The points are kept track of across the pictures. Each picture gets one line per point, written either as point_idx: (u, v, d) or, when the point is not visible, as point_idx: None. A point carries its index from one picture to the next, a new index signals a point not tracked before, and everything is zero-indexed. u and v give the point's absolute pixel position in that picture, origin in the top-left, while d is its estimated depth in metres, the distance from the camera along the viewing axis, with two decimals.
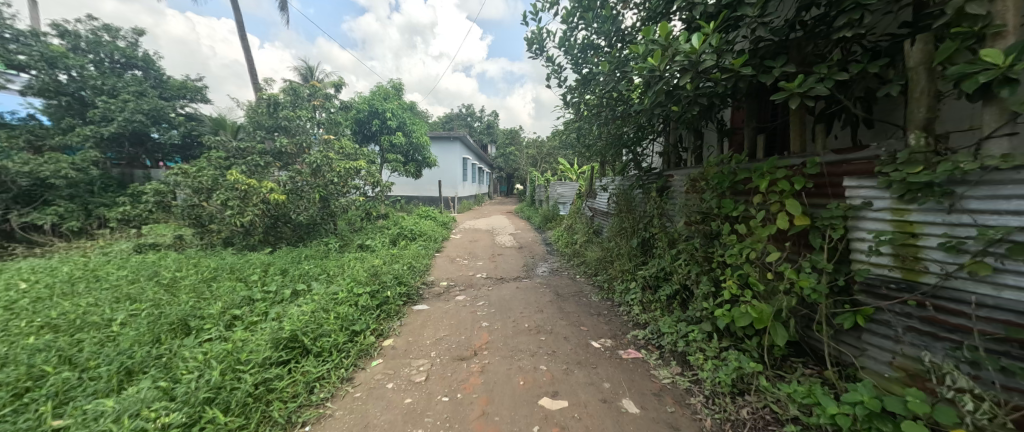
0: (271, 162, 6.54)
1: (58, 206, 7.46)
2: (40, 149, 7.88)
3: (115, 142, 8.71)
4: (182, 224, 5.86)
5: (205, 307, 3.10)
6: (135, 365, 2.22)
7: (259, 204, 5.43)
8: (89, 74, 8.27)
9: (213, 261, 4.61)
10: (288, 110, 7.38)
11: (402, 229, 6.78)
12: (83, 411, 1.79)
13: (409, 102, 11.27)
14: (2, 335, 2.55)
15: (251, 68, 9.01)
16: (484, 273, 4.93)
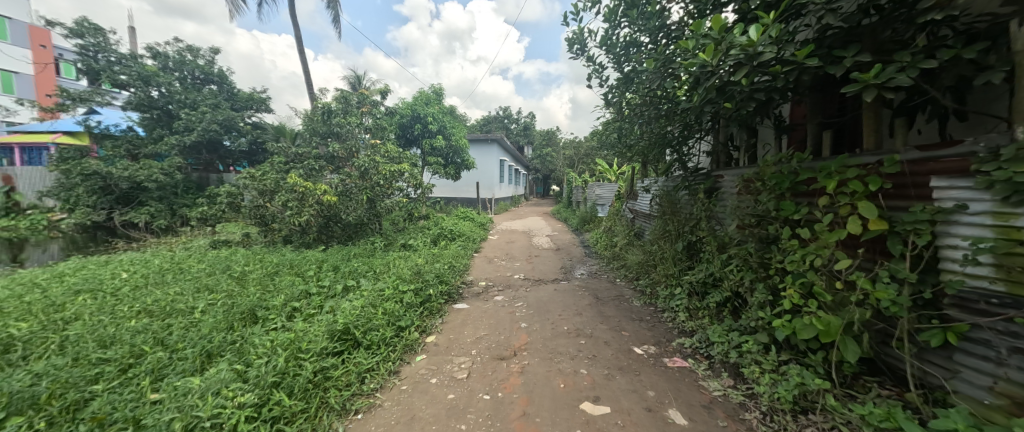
0: (325, 165, 7.02)
1: (149, 207, 8.64)
2: (137, 157, 9.14)
3: (195, 150, 9.82)
4: (248, 223, 6.47)
5: (270, 299, 3.41)
6: (213, 348, 2.49)
7: (314, 205, 5.87)
8: (176, 90, 9.39)
9: (275, 257, 5.05)
10: (340, 117, 7.88)
11: (441, 230, 6.99)
12: (173, 387, 2.03)
13: (449, 106, 11.57)
14: (109, 317, 2.97)
15: (307, 79, 9.71)
16: (522, 274, 4.95)
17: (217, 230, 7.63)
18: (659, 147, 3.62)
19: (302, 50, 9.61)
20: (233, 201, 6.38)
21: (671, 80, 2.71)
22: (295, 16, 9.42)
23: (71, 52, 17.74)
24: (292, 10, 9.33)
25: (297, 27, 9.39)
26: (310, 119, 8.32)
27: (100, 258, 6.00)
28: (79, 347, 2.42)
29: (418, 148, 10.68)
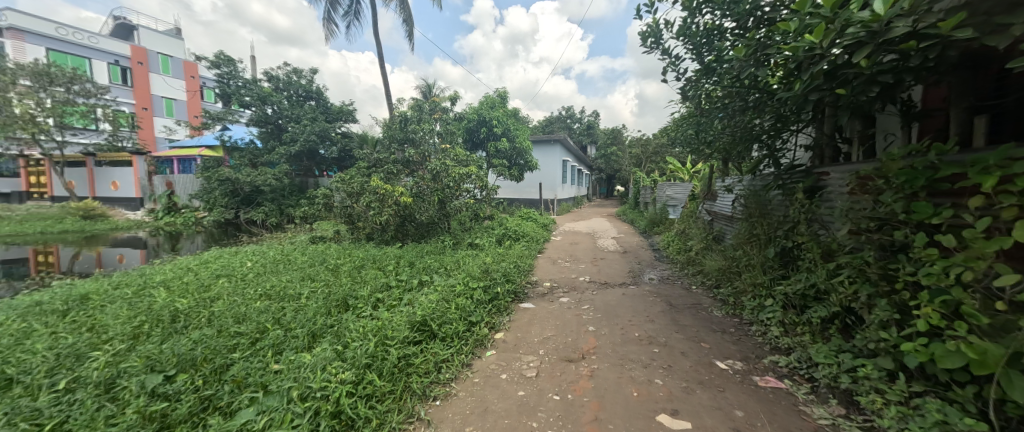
0: (401, 169, 7.59)
1: (264, 208, 10.29)
2: (257, 164, 10.88)
3: (299, 158, 11.36)
4: (338, 222, 7.28)
5: (358, 289, 3.82)
6: (317, 330, 2.87)
7: (393, 206, 6.38)
8: (285, 107, 10.95)
9: (360, 252, 5.62)
10: (414, 125, 8.47)
11: (505, 230, 7.14)
12: (289, 360, 2.38)
13: (513, 109, 11.76)
14: (240, 297, 3.60)
15: (387, 90, 10.60)
16: (587, 276, 4.84)
17: (314, 228, 8.73)
18: (746, 142, 3.28)
19: (382, 64, 10.54)
20: (327, 202, 7.24)
21: (765, 69, 2.44)
22: (377, 34, 10.35)
23: (210, 79, 21.64)
24: (375, 29, 10.27)
25: (379, 45, 10.32)
26: (389, 127, 9.09)
27: (229, 249, 7.26)
28: (220, 322, 2.96)
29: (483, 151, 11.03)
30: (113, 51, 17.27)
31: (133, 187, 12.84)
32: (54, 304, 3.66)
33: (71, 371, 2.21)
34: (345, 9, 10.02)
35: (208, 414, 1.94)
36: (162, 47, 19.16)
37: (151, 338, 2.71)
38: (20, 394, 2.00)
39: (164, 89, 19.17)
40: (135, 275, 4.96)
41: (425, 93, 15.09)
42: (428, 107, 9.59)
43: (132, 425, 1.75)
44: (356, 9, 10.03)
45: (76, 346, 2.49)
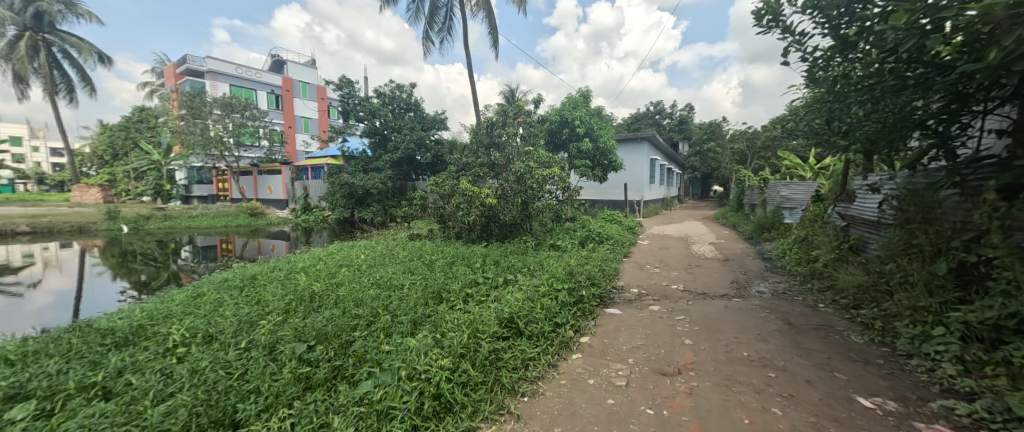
0: (487, 171, 7.94)
1: (372, 208, 11.89)
2: (368, 170, 12.50)
3: (400, 164, 12.71)
4: (431, 221, 7.93)
5: (451, 284, 4.12)
6: (418, 318, 3.18)
7: (479, 207, 6.71)
8: (390, 119, 12.32)
9: (450, 250, 6.05)
10: (500, 129, 8.79)
11: (587, 232, 6.96)
12: (397, 343, 2.68)
13: (597, 108, 11.38)
14: (356, 285, 4.18)
15: (474, 98, 11.17)
16: (681, 285, 4.42)
17: (412, 227, 9.68)
18: (903, 129, 2.65)
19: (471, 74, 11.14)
20: (423, 202, 7.93)
21: (938, 36, 1.94)
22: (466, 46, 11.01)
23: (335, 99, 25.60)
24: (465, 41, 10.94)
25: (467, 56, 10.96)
26: (477, 133, 9.60)
27: (346, 243, 8.49)
28: (343, 304, 3.49)
29: (566, 152, 10.88)
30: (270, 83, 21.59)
31: (281, 191, 15.88)
32: (234, 281, 4.75)
33: (247, 334, 2.85)
34: (439, 25, 10.89)
35: (338, 381, 2.30)
36: (303, 76, 23.49)
37: (296, 314, 3.33)
38: (217, 347, 2.65)
39: (303, 110, 23.42)
40: (282, 262, 6.14)
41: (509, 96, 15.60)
42: (513, 111, 9.85)
43: (288, 381, 2.18)
44: (448, 24, 10.82)
45: (248, 316, 3.19)
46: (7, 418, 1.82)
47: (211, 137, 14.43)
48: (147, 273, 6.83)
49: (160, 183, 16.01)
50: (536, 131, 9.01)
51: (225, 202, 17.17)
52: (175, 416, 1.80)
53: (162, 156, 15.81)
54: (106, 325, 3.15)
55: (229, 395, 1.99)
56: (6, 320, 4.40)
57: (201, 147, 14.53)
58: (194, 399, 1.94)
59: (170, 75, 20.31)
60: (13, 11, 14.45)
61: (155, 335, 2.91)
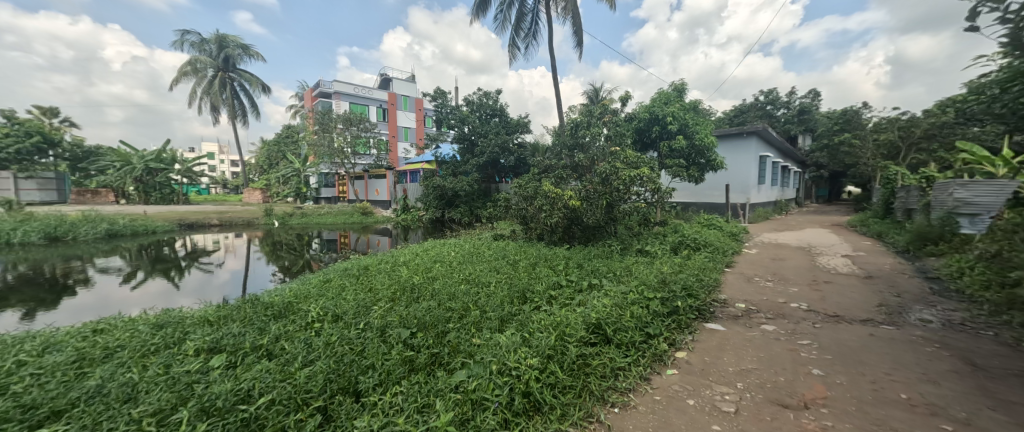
0: (571, 173, 7.83)
1: (460, 208, 12.89)
2: (457, 173, 13.35)
3: (487, 167, 13.32)
4: (514, 222, 8.11)
5: (535, 284, 4.16)
6: (505, 316, 3.30)
7: (562, 209, 6.63)
8: (478, 125, 12.98)
9: (533, 251, 6.13)
10: (585, 129, 8.56)
11: (680, 237, 6.38)
12: (486, 338, 2.81)
13: (693, 102, 10.35)
14: (448, 280, 4.50)
15: (557, 99, 11.08)
16: (804, 304, 3.75)
17: (496, 227, 10.06)
18: None
19: (555, 75, 11.04)
20: (506, 204, 8.13)
21: None
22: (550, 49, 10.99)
23: (430, 109, 28.06)
24: (550, 44, 10.95)
25: (551, 59, 10.97)
26: (561, 135, 9.50)
27: (437, 241, 9.21)
28: (438, 297, 3.79)
29: (656, 151, 10.11)
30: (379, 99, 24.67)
31: (386, 192, 17.98)
32: (352, 270, 5.55)
33: (364, 317, 3.29)
34: (525, 31, 11.11)
35: (436, 367, 2.51)
36: (405, 90, 26.31)
37: (400, 302, 3.73)
38: (342, 325, 3.12)
39: (404, 121, 26.24)
40: (387, 255, 6.96)
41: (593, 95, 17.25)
42: (599, 112, 9.48)
43: (396, 362, 2.44)
44: (534, 29, 10.98)
45: (364, 301, 3.69)
46: (210, 363, 2.41)
47: (335, 148, 17.08)
48: (288, 260, 8.37)
49: (300, 187, 19.58)
50: (623, 130, 8.52)
51: (344, 202, 20.14)
52: (316, 380, 2.17)
53: (301, 164, 19.24)
54: (267, 300, 3.95)
55: (353, 367, 2.33)
56: (204, 290, 5.84)
57: (328, 157, 17.26)
58: (328, 367, 2.31)
59: (308, 97, 24.52)
60: (211, 57, 19.04)
61: (298, 311, 3.55)
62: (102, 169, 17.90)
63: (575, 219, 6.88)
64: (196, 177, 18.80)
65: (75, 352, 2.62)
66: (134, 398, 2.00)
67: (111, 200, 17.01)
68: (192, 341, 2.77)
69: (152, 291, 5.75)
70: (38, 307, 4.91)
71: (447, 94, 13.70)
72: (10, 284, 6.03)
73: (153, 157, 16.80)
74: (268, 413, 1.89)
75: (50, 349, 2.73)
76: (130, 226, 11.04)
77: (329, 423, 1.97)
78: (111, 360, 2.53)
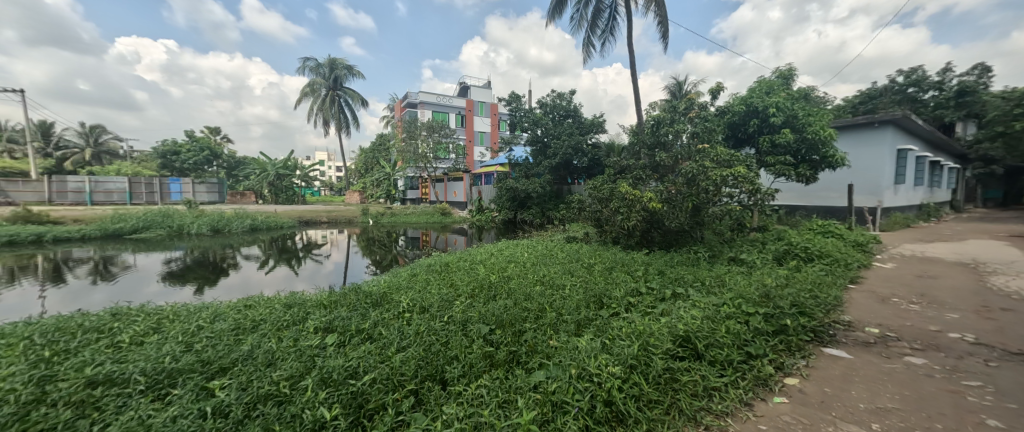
0: (650, 174, 7.36)
1: (532, 210, 13.03)
2: (530, 175, 13.41)
3: (560, 169, 13.26)
4: (588, 224, 7.91)
5: (613, 290, 3.99)
6: (582, 320, 3.23)
7: (641, 211, 6.21)
8: (552, 127, 12.88)
9: (609, 255, 5.90)
10: (667, 127, 7.92)
11: (786, 246, 5.52)
12: (565, 341, 2.77)
13: (803, 89, 8.95)
14: (523, 280, 4.57)
15: (636, 95, 10.43)
16: (969, 335, 2.97)
17: (569, 230, 9.92)
18: None
19: (634, 71, 10.45)
20: (579, 206, 7.92)
21: None
22: (630, 42, 10.37)
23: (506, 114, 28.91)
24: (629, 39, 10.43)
25: (630, 55, 10.42)
26: (640, 134, 8.96)
27: (510, 242, 9.40)
28: (515, 296, 3.87)
29: (754, 147, 8.95)
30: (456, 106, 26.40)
31: (463, 194, 18.95)
32: (435, 266, 5.98)
33: (447, 310, 3.52)
34: (602, 29, 10.76)
35: (515, 365, 2.57)
36: (483, 97, 27.55)
37: (478, 299, 3.90)
38: (428, 317, 3.37)
39: (481, 126, 27.45)
40: (465, 253, 7.34)
41: (676, 91, 16.18)
42: (683, 108, 8.71)
43: (477, 357, 2.55)
44: (611, 26, 10.59)
45: (446, 295, 3.94)
46: (326, 341, 2.81)
47: (419, 153, 18.63)
48: (379, 254, 9.33)
49: (390, 189, 21.76)
50: (714, 126, 7.67)
51: (426, 203, 21.75)
52: (409, 365, 2.38)
53: (392, 169, 21.33)
54: (366, 289, 4.45)
55: (439, 357, 2.50)
56: (315, 277, 6.83)
57: (413, 161, 18.78)
58: (419, 354, 2.52)
59: (398, 108, 27.02)
60: (323, 79, 22.18)
61: (392, 300, 3.94)
62: (247, 175, 21.99)
63: (654, 222, 6.45)
64: (310, 176, 22.24)
65: (233, 322, 3.27)
66: (274, 363, 2.42)
67: (252, 200, 20.80)
68: (311, 320, 3.25)
69: (277, 276, 6.91)
70: (204, 284, 6.24)
71: (521, 98, 13.86)
72: (187, 265, 7.75)
73: (282, 165, 20.13)
74: (372, 390, 2.13)
75: (217, 318, 3.45)
76: (263, 222, 13.39)
77: (420, 405, 2.14)
78: (257, 330, 3.09)
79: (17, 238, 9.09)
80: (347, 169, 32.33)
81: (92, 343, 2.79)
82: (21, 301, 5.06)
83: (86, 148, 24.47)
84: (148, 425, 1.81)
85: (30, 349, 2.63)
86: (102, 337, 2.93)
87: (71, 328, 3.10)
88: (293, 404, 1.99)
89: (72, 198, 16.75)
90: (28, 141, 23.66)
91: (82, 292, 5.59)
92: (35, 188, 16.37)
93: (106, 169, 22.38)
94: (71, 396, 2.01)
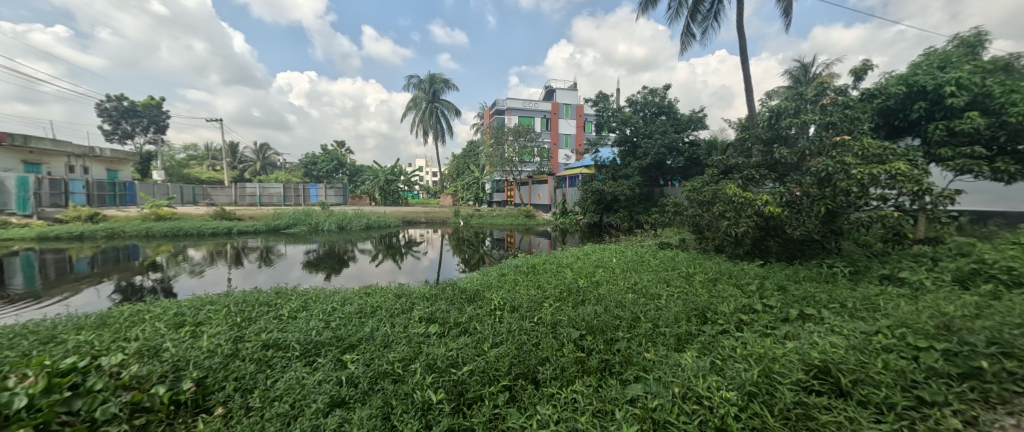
0: (765, 174, 6.37)
1: (619, 213, 12.40)
2: (617, 177, 12.77)
3: (651, 169, 12.38)
4: (686, 230, 7.20)
5: (720, 304, 3.56)
6: (682, 335, 2.95)
7: (754, 216, 5.39)
8: (642, 126, 12.06)
9: (712, 264, 5.28)
10: (789, 118, 6.73)
11: (972, 264, 4.19)
12: (666, 357, 2.55)
13: (999, 58, 6.75)
14: (613, 286, 4.37)
15: (747, 84, 9.12)
16: None
17: (661, 235, 9.21)
18: None
19: (745, 56, 9.18)
20: (674, 210, 7.26)
21: None
22: (740, 25, 9.14)
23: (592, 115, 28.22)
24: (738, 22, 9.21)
25: (740, 38, 9.18)
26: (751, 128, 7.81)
27: (595, 246, 9.10)
28: (605, 302, 3.72)
29: (918, 137, 7.05)
30: (543, 110, 26.69)
31: (547, 197, 19.06)
32: (523, 267, 6.11)
33: (537, 312, 3.56)
34: (704, 14, 9.74)
35: (608, 375, 2.47)
36: (570, 99, 27.33)
37: (567, 303, 3.84)
38: (518, 316, 3.45)
39: (566, 129, 27.24)
40: (550, 256, 7.34)
41: (800, 76, 13.81)
42: (810, 95, 7.32)
43: (569, 361, 2.51)
44: (716, 9, 9.51)
45: (535, 297, 3.98)
46: (430, 330, 3.08)
47: (506, 157, 19.38)
48: (468, 253, 9.90)
49: (479, 192, 23.03)
50: (856, 113, 6.26)
51: (512, 205, 22.40)
52: (503, 361, 2.46)
53: (481, 172, 22.49)
54: (462, 285, 4.76)
55: (531, 356, 2.54)
56: (415, 271, 7.63)
57: (500, 166, 19.58)
58: (513, 352, 2.59)
59: (488, 114, 28.37)
60: (425, 93, 24.55)
61: (484, 298, 4.15)
62: (364, 181, 25.50)
63: (771, 229, 5.56)
64: (412, 181, 24.79)
65: (358, 306, 3.82)
66: (389, 345, 2.75)
67: (367, 202, 24.04)
68: (416, 310, 3.60)
69: (384, 269, 7.90)
70: (331, 272, 7.45)
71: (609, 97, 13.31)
72: (319, 256, 9.36)
73: (390, 171, 22.88)
74: (471, 381, 2.26)
75: (347, 302, 4.08)
76: (374, 221, 15.38)
77: (514, 402, 2.20)
78: (375, 315, 3.56)
79: (216, 229, 12.08)
80: (443, 173, 35.14)
81: (265, 314, 3.55)
82: (217, 278, 6.71)
83: (258, 161, 31.31)
84: (302, 385, 2.22)
85: (228, 314, 3.46)
86: (270, 310, 3.70)
87: (252, 300, 3.99)
88: (406, 383, 2.24)
89: (249, 200, 21.58)
90: (224, 157, 31.28)
91: (253, 273, 7.20)
92: (226, 192, 21.53)
93: (269, 177, 28.27)
94: (253, 353, 2.58)
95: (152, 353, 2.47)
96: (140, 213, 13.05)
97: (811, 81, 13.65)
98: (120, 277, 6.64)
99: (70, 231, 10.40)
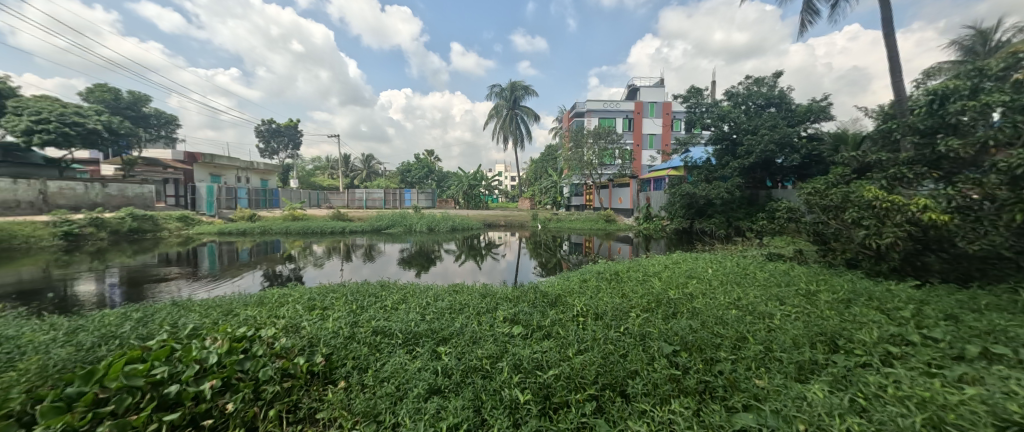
0: (921, 173, 5.07)
1: (715, 219, 11.18)
2: (711, 178, 11.49)
3: (757, 169, 10.89)
4: (803, 240, 6.13)
5: (855, 331, 2.94)
6: (805, 364, 2.50)
7: (904, 226, 4.32)
8: (744, 121, 10.68)
9: (842, 281, 4.39)
10: (959, 101, 5.27)
11: None
12: (785, 386, 2.19)
13: None
14: (711, 300, 3.93)
15: (893, 63, 7.41)
16: None
17: (768, 245, 8.02)
18: None
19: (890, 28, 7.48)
20: (787, 216, 6.23)
21: None
22: None
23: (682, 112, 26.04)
24: None
25: (883, 8, 7.52)
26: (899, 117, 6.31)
27: (685, 254, 8.30)
28: (703, 317, 3.36)
29: None
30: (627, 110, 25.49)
31: (630, 201, 18.10)
32: (605, 273, 5.86)
33: (624, 321, 3.38)
34: None
35: (710, 399, 2.22)
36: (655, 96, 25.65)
37: (656, 315, 3.57)
38: (603, 325, 3.31)
39: (650, 128, 25.63)
40: (634, 263, 6.92)
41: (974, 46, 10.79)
42: (993, 69, 5.63)
43: (664, 379, 2.32)
44: None
45: (620, 306, 3.78)
46: (514, 331, 3.15)
47: (585, 160, 18.92)
48: (544, 257, 9.91)
49: (558, 197, 22.94)
50: None
51: (591, 209, 21.80)
52: (589, 369, 2.38)
53: (558, 176, 22.35)
54: (542, 289, 4.76)
55: (619, 367, 2.41)
56: (494, 272, 7.93)
57: (579, 169, 19.18)
58: (600, 361, 2.49)
59: (567, 118, 28.12)
60: (506, 101, 25.41)
61: (566, 303, 4.09)
62: (451, 186, 27.37)
63: (931, 241, 4.40)
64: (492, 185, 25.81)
65: (448, 302, 4.09)
66: (477, 341, 2.89)
67: (453, 206, 25.73)
68: (500, 311, 3.71)
69: (465, 268, 8.38)
70: (421, 269, 8.16)
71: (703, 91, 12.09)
72: (411, 254, 10.34)
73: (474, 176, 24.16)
74: (556, 387, 2.23)
75: (439, 297, 4.40)
76: (457, 223, 16.40)
77: (602, 413, 2.11)
78: (463, 312, 3.77)
79: (333, 229, 14.17)
80: (524, 178, 35.84)
81: (372, 304, 4.02)
82: (333, 270, 7.85)
83: (366, 169, 35.85)
84: (405, 370, 2.45)
85: (346, 302, 4.01)
86: (376, 301, 4.19)
87: (363, 291, 4.56)
88: (494, 380, 2.32)
89: (357, 203, 24.85)
90: (340, 166, 36.55)
91: (360, 267, 8.28)
92: (342, 197, 25.13)
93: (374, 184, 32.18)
94: (365, 338, 2.94)
95: (294, 329, 2.99)
96: (281, 214, 15.96)
97: (994, 51, 10.52)
98: (267, 266, 8.19)
99: (237, 228, 13.20)
